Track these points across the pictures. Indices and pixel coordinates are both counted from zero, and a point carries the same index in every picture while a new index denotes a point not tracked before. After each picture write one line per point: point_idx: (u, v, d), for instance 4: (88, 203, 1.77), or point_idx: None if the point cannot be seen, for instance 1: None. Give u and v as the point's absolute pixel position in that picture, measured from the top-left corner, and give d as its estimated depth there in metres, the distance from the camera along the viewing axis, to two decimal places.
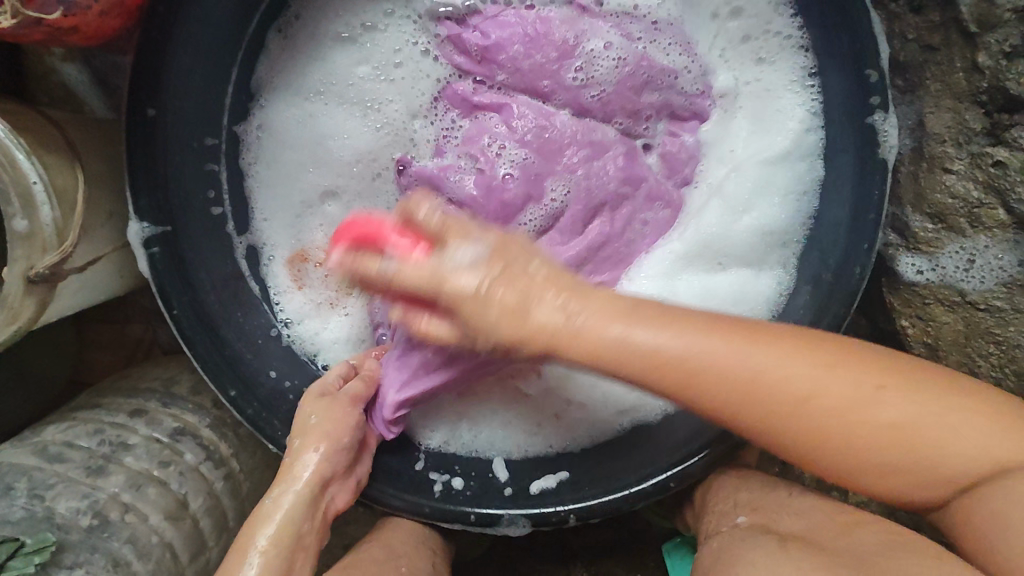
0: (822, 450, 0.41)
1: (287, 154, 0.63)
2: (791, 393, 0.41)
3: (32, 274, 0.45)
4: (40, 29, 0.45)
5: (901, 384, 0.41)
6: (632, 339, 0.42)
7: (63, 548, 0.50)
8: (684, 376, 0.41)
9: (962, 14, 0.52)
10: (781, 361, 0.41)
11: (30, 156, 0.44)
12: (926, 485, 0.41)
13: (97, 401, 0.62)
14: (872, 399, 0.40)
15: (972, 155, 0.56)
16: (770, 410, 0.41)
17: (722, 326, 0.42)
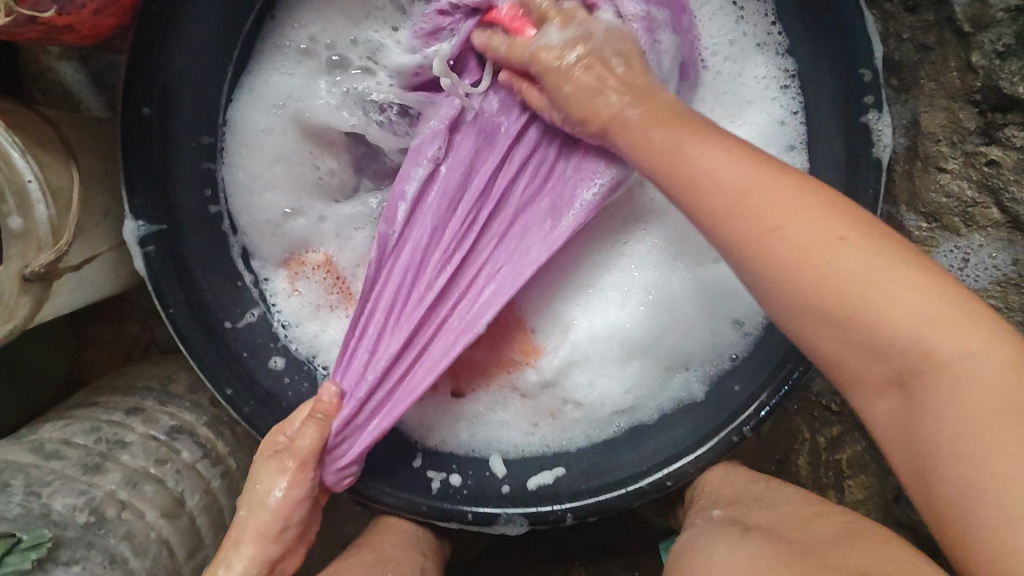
0: (816, 318, 0.36)
1: (263, 171, 0.60)
2: (785, 238, 0.36)
3: (27, 272, 0.45)
4: (36, 27, 0.45)
5: (927, 284, 0.34)
6: (700, 156, 0.41)
7: (59, 544, 0.50)
8: (699, 199, 0.40)
9: (955, 14, 0.53)
10: (780, 188, 0.38)
11: (24, 154, 0.44)
12: (897, 348, 0.34)
13: (94, 398, 0.62)
14: (844, 255, 0.35)
15: (967, 154, 0.56)
16: (778, 264, 0.37)
17: (760, 177, 0.38)
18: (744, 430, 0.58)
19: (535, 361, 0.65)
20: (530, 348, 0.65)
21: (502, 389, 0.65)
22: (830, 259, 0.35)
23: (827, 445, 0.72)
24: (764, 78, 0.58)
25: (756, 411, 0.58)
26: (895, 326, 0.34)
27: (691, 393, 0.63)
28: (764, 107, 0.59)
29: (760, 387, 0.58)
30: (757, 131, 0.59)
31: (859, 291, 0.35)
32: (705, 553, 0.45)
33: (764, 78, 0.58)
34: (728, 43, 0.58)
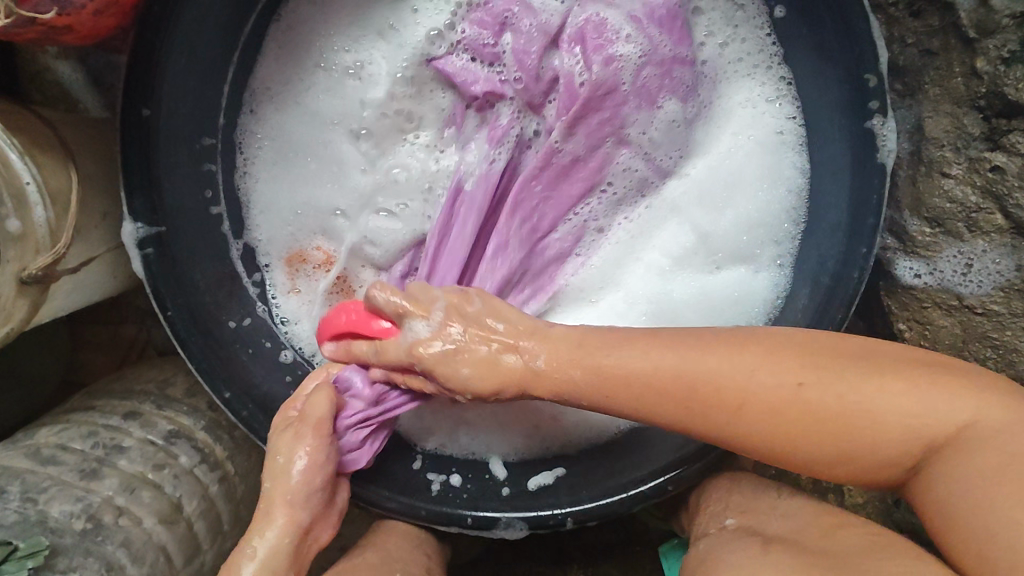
0: (798, 443, 0.41)
1: (272, 169, 0.62)
2: (761, 394, 0.41)
3: (24, 275, 0.45)
4: (33, 27, 0.45)
5: (885, 368, 0.41)
6: (627, 357, 0.44)
7: (57, 552, 0.49)
8: (657, 408, 0.43)
9: (960, 19, 0.53)
10: (737, 357, 0.42)
11: (23, 155, 0.44)
12: (887, 443, 0.40)
13: (91, 403, 0.62)
14: (844, 382, 0.40)
15: (971, 160, 0.56)
16: (756, 411, 0.41)
17: (688, 343, 0.44)
18: None
19: None
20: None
21: None
22: (857, 418, 0.40)
23: None
24: (762, 77, 0.59)
25: None
26: (887, 411, 0.40)
27: None
28: (761, 109, 0.60)
29: None
30: (748, 126, 0.60)
31: (846, 415, 0.40)
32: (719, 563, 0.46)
33: (761, 77, 0.59)
34: (728, 49, 0.59)
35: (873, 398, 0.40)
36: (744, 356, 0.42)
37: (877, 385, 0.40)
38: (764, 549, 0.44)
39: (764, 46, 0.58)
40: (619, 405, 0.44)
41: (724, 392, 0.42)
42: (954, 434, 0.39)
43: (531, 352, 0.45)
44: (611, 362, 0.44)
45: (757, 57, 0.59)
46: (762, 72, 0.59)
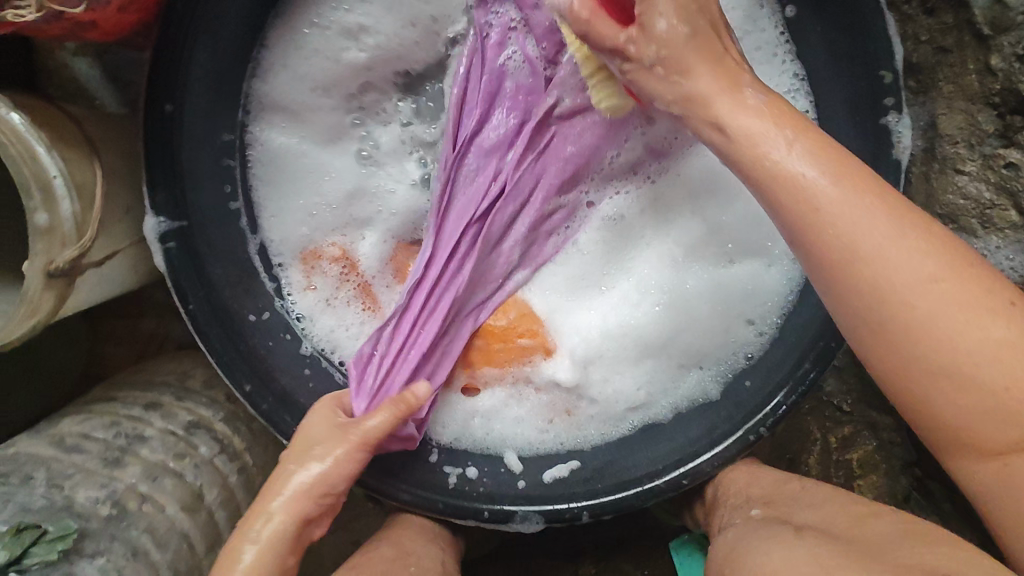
0: (886, 327, 0.37)
1: (278, 169, 0.62)
2: (874, 245, 0.37)
3: (52, 269, 0.45)
4: (60, 23, 0.45)
5: (1006, 310, 0.36)
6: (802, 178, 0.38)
7: (83, 536, 0.50)
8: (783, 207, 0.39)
9: (975, 17, 0.53)
10: (868, 213, 0.37)
11: (51, 149, 0.44)
12: (970, 357, 0.36)
13: (112, 394, 0.62)
14: (943, 293, 0.36)
15: (984, 156, 0.56)
16: (855, 270, 0.37)
17: (843, 173, 0.39)
18: (761, 430, 0.58)
19: (546, 359, 0.65)
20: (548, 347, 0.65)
21: (516, 386, 0.66)
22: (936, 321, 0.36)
23: (839, 445, 0.72)
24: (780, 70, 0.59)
25: (775, 410, 0.58)
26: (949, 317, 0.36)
27: (705, 392, 0.63)
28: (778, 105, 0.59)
29: (778, 386, 0.58)
30: None
31: (931, 318, 0.36)
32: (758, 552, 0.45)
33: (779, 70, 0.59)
34: (749, 41, 0.58)
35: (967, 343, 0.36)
36: (875, 223, 0.37)
37: (980, 313, 0.36)
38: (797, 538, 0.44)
39: (782, 38, 0.58)
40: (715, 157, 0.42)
41: (821, 202, 0.38)
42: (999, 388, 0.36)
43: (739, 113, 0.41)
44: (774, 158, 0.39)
45: (776, 48, 0.58)
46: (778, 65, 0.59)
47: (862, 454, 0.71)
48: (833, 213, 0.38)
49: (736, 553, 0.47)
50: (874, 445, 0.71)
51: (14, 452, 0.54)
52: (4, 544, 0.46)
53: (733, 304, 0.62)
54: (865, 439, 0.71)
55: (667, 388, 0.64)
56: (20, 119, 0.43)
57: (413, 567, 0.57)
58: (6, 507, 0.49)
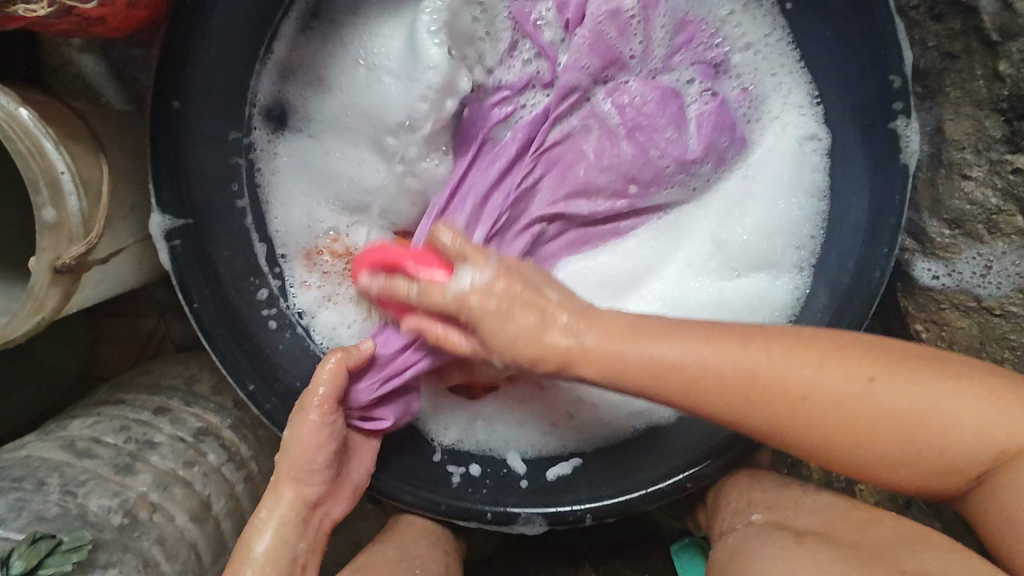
0: (807, 428, 0.42)
1: (296, 176, 0.62)
2: (800, 390, 0.41)
3: (59, 264, 0.45)
4: (70, 19, 0.45)
5: (883, 360, 0.41)
6: (656, 348, 0.44)
7: (97, 547, 0.49)
8: (704, 399, 0.43)
9: (983, 22, 0.53)
10: (774, 361, 0.42)
11: (58, 145, 0.44)
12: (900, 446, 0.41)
13: (121, 396, 0.61)
14: (825, 369, 0.41)
15: (992, 162, 0.56)
16: (783, 400, 0.42)
17: (710, 340, 0.43)
18: None
19: None
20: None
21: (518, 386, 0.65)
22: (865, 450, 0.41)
23: None
24: (777, 76, 0.60)
25: None
26: (943, 412, 0.40)
27: None
28: (790, 112, 0.60)
29: None
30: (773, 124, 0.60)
31: (862, 441, 0.41)
32: (752, 565, 0.45)
33: (777, 76, 0.60)
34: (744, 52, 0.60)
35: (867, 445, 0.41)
36: (769, 352, 0.42)
37: (921, 384, 0.40)
38: (795, 544, 0.44)
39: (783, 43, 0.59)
40: (590, 372, 0.45)
41: (691, 365, 0.43)
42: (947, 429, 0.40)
43: (581, 337, 0.45)
44: (666, 359, 0.43)
45: (777, 61, 0.59)
46: (773, 50, 0.59)
47: None
48: (753, 371, 0.42)
49: (731, 563, 0.47)
50: None
51: (24, 455, 0.53)
52: (20, 555, 0.44)
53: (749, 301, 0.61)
54: None
55: None
56: (28, 115, 0.43)
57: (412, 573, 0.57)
58: (21, 515, 0.48)
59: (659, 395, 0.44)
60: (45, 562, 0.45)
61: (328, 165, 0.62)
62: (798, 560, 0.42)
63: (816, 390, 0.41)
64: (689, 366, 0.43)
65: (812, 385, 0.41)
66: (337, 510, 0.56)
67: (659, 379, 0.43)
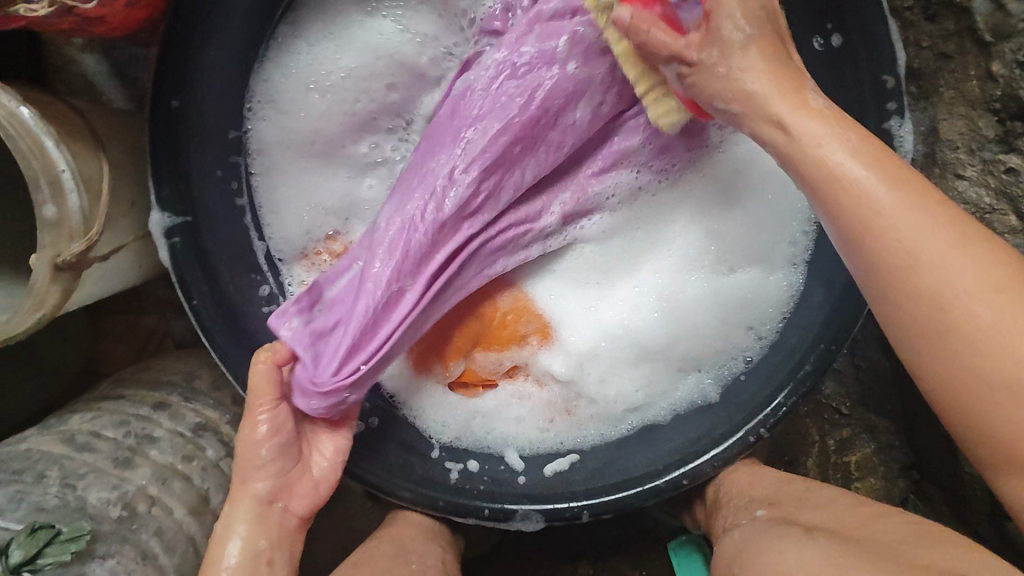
0: (905, 307, 0.37)
1: (281, 179, 0.62)
2: (908, 249, 0.36)
3: (59, 261, 0.46)
4: (71, 18, 0.45)
5: (994, 271, 0.35)
6: (825, 153, 0.39)
7: (96, 538, 0.49)
8: (827, 198, 0.39)
9: (976, 23, 0.53)
10: (893, 193, 0.37)
11: (59, 143, 0.45)
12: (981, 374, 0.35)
13: (120, 392, 0.62)
14: (950, 262, 0.35)
15: (985, 162, 0.57)
16: (882, 249, 0.37)
17: (839, 124, 0.40)
18: (761, 431, 0.59)
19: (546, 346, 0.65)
20: (548, 334, 0.65)
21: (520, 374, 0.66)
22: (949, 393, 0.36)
23: (838, 447, 0.73)
24: None
25: (776, 411, 0.58)
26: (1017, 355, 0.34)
27: (704, 394, 0.64)
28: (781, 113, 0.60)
29: (779, 387, 0.59)
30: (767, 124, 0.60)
31: (978, 333, 0.35)
32: (769, 558, 0.45)
33: None
34: None
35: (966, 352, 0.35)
36: (888, 187, 0.37)
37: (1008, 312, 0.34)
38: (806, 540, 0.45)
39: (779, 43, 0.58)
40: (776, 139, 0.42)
41: (846, 182, 0.38)
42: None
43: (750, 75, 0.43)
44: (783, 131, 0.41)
45: None
46: None
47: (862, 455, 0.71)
48: (850, 173, 0.38)
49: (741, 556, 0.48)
50: (872, 448, 0.72)
51: (25, 448, 0.54)
52: (20, 543, 0.45)
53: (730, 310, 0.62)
54: (864, 441, 0.72)
55: (664, 391, 0.64)
56: (29, 113, 0.43)
57: (411, 566, 0.57)
58: (19, 507, 0.48)
59: (817, 203, 0.39)
60: (45, 551, 0.45)
61: (310, 167, 0.62)
62: (810, 557, 0.42)
63: (934, 255, 0.36)
64: (816, 152, 0.39)
65: (936, 236, 0.36)
66: (302, 510, 0.55)
67: (843, 206, 0.38)
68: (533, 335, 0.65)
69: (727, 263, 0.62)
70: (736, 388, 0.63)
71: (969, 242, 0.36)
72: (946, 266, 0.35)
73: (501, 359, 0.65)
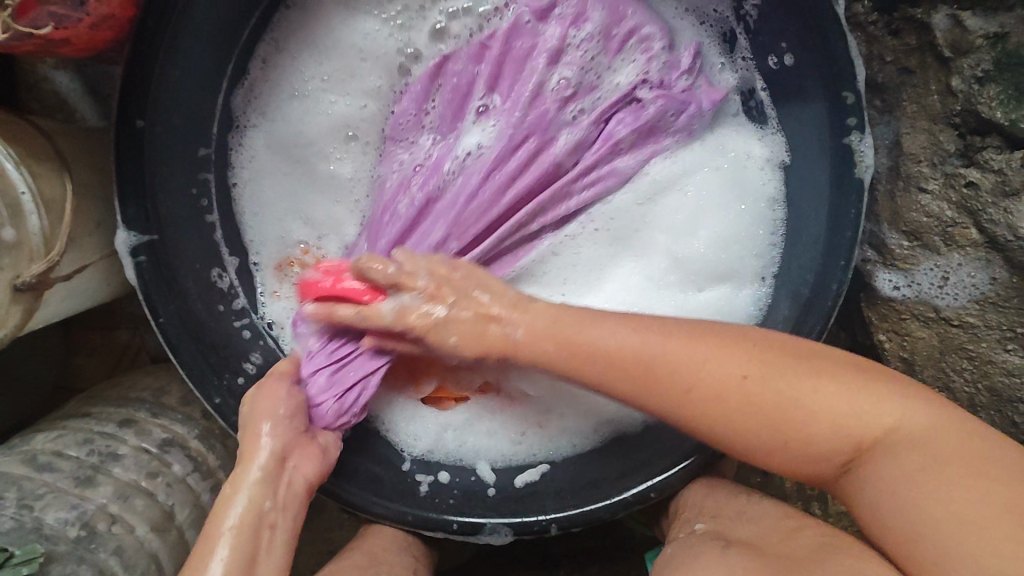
0: (755, 429, 0.44)
1: (259, 191, 0.62)
2: (713, 381, 0.44)
3: (19, 282, 0.46)
4: (31, 41, 0.45)
5: (825, 373, 0.43)
6: (592, 333, 0.48)
7: (51, 559, 0.50)
8: (655, 386, 0.46)
9: (937, 39, 0.54)
10: (688, 345, 0.45)
11: (19, 166, 0.45)
12: (824, 437, 0.42)
13: (87, 409, 0.62)
14: (782, 377, 0.43)
15: (947, 175, 0.57)
16: (703, 398, 0.45)
17: (647, 330, 0.47)
18: None
19: None
20: None
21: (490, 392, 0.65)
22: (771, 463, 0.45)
23: None
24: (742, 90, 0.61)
25: None
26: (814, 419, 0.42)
27: None
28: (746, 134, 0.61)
29: None
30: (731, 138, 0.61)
31: (787, 405, 0.43)
32: (685, 564, 0.47)
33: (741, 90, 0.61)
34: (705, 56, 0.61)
35: (795, 421, 0.43)
36: (713, 352, 0.45)
37: (816, 386, 0.43)
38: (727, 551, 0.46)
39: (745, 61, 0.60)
40: (545, 352, 0.48)
41: (645, 352, 0.46)
42: (881, 433, 0.41)
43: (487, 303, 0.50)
44: (568, 331, 0.48)
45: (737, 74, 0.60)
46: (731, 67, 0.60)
47: None
48: (679, 356, 0.45)
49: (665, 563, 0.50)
50: None
51: None
52: None
53: None
54: None
55: (637, 404, 0.64)
56: None
57: None
58: None
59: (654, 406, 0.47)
60: None
61: (292, 179, 0.62)
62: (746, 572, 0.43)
63: (748, 369, 0.44)
64: (627, 351, 0.46)
65: (743, 361, 0.45)
66: (310, 477, 0.53)
67: (661, 379, 0.45)
68: None
69: (696, 282, 0.61)
70: None
71: (756, 358, 0.44)
72: (701, 360, 0.45)
73: (473, 378, 0.64)
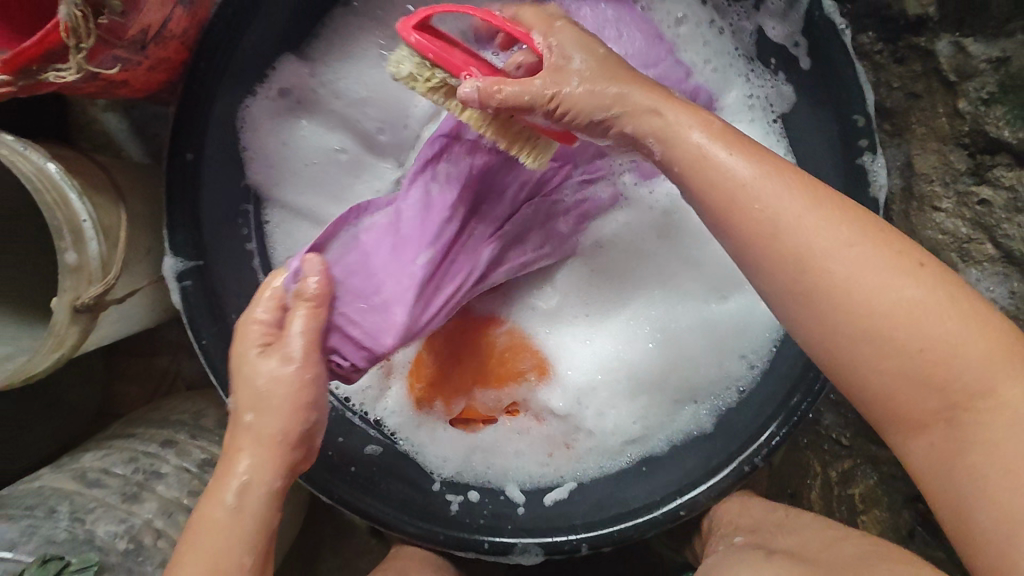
0: (872, 335, 0.35)
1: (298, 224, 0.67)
2: (826, 257, 0.35)
3: (79, 303, 0.49)
4: (97, 82, 0.49)
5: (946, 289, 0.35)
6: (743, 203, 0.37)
7: (102, 570, 0.51)
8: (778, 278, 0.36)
9: (941, 65, 0.57)
10: (814, 224, 0.36)
11: (81, 195, 0.48)
12: (940, 374, 0.34)
13: (130, 431, 0.64)
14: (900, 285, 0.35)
15: (959, 194, 0.59)
16: (830, 288, 0.35)
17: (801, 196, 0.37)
18: (756, 461, 0.59)
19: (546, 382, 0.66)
20: (545, 369, 0.66)
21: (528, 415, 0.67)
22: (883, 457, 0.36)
23: (840, 479, 0.72)
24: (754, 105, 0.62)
25: (768, 440, 0.59)
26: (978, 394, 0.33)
27: (700, 426, 0.65)
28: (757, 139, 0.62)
29: (771, 417, 0.60)
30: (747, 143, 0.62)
31: (918, 330, 0.34)
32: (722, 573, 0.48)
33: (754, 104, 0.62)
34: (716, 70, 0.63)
35: (926, 368, 0.34)
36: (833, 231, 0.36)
37: (962, 330, 0.34)
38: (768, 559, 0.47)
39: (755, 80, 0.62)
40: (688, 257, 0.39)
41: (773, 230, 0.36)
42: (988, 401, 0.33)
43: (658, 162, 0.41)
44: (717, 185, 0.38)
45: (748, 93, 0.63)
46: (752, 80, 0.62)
47: (863, 487, 0.69)
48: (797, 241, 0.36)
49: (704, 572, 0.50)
50: (875, 479, 0.69)
51: (38, 485, 0.56)
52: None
53: (721, 342, 0.64)
54: (866, 473, 0.70)
55: (663, 422, 0.65)
56: (55, 168, 0.47)
57: None
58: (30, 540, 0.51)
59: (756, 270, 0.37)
60: None
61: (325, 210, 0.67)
62: None
63: (867, 255, 0.35)
64: (792, 241, 0.36)
65: (872, 250, 0.35)
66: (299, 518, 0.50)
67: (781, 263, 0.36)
68: (532, 371, 0.66)
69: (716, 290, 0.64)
70: (732, 418, 0.63)
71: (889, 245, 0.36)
72: (807, 233, 0.36)
73: (500, 397, 0.67)
